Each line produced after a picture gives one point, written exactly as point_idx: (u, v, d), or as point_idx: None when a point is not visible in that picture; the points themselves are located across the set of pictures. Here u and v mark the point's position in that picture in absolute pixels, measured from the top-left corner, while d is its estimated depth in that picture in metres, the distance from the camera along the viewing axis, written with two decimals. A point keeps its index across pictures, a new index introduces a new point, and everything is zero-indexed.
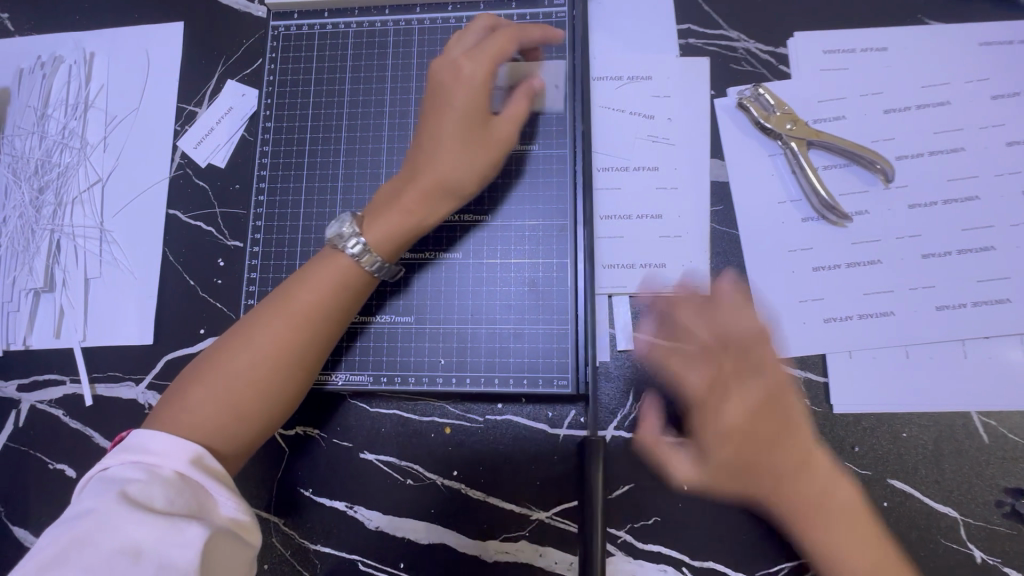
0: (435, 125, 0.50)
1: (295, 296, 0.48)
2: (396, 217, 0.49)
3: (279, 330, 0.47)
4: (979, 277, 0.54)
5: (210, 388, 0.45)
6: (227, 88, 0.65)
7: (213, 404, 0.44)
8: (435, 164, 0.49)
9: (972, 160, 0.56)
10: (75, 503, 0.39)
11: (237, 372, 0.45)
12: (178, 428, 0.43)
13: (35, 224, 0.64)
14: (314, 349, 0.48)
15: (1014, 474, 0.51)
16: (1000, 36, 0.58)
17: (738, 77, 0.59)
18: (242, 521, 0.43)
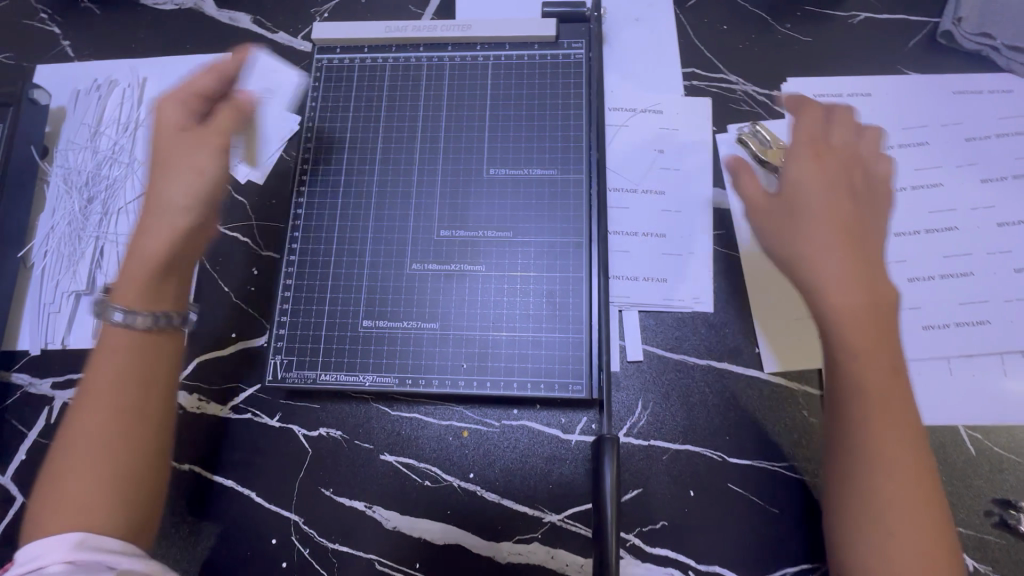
0: (166, 148, 0.53)
1: (104, 369, 0.47)
2: (150, 268, 0.50)
3: (85, 406, 0.46)
4: (960, 300, 0.58)
5: (80, 477, 0.44)
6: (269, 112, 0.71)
7: (63, 495, 0.43)
8: (166, 218, 0.50)
9: (951, 194, 0.61)
10: None
11: (87, 455, 0.45)
12: (50, 522, 0.42)
13: (83, 230, 0.68)
14: (132, 415, 0.47)
15: (1001, 486, 0.54)
16: (972, 86, 0.64)
17: (737, 115, 0.66)
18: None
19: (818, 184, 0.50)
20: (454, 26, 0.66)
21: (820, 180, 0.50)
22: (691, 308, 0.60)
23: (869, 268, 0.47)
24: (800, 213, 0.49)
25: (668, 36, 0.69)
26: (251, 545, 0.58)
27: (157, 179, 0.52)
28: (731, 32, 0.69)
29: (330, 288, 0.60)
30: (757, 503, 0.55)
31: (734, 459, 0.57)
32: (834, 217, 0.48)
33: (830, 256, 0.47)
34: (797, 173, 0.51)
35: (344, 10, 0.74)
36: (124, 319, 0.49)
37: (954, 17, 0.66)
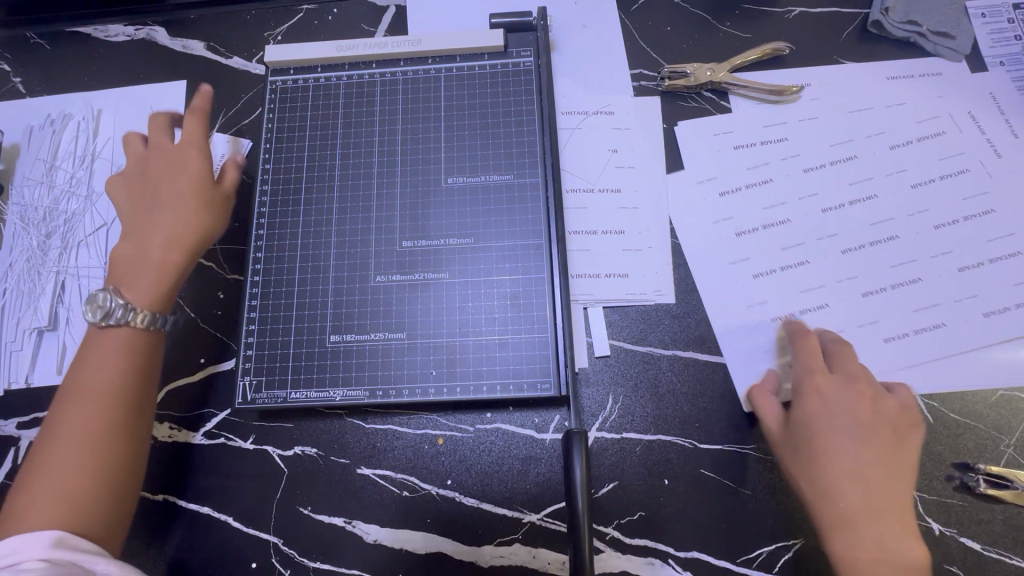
0: (174, 183, 0.61)
1: (84, 384, 0.53)
2: (148, 270, 0.58)
3: (84, 410, 0.51)
4: (910, 273, 0.61)
5: (53, 485, 0.48)
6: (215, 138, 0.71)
7: (50, 492, 0.48)
8: (189, 244, 0.59)
9: (893, 175, 0.64)
10: None
11: (64, 462, 0.49)
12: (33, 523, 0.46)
13: (42, 267, 0.67)
14: (129, 419, 0.53)
15: (959, 450, 0.56)
16: (905, 71, 0.68)
17: (686, 111, 0.68)
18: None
19: (833, 419, 0.53)
20: (405, 41, 0.67)
21: (832, 413, 0.53)
22: (653, 301, 0.62)
23: (886, 478, 0.50)
24: (816, 444, 0.52)
25: (614, 41, 0.71)
26: (231, 570, 0.57)
27: (162, 208, 0.60)
28: (675, 32, 0.71)
29: (295, 308, 0.60)
30: (729, 486, 0.57)
31: (705, 445, 0.58)
32: (870, 469, 0.50)
33: (848, 495, 0.50)
34: (805, 412, 0.54)
35: (298, 32, 0.75)
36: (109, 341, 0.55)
37: (883, 8, 0.69)
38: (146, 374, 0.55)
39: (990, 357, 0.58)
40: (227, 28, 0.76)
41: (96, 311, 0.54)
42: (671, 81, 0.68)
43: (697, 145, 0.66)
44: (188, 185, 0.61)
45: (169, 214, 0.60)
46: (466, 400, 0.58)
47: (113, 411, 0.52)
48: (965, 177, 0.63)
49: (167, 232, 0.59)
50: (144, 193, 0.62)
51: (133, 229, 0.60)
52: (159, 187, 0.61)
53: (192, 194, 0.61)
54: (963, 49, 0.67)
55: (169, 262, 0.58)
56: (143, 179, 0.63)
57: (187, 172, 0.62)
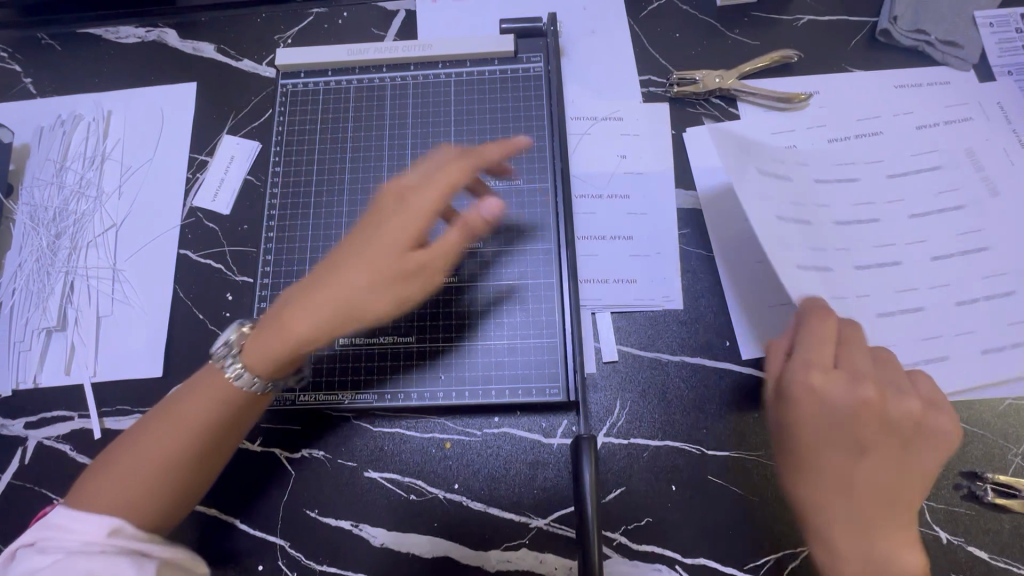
0: (387, 227, 0.51)
1: (184, 391, 0.50)
2: (275, 337, 0.48)
3: (185, 407, 0.49)
4: (921, 278, 0.61)
5: (130, 479, 0.46)
6: (224, 143, 0.72)
7: (124, 483, 0.46)
8: (332, 310, 0.48)
9: (904, 181, 0.64)
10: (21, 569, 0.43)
11: (150, 457, 0.47)
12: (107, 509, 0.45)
13: (52, 267, 0.67)
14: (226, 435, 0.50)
15: (967, 459, 0.56)
16: (913, 80, 0.68)
17: (694, 117, 0.68)
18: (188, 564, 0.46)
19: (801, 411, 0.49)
20: (416, 45, 0.67)
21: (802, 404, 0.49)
22: (661, 307, 0.62)
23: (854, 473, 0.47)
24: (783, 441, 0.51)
25: (623, 47, 0.71)
26: (237, 573, 0.57)
27: (341, 258, 0.50)
28: (684, 39, 0.72)
29: None
30: (737, 493, 0.57)
31: (713, 451, 0.58)
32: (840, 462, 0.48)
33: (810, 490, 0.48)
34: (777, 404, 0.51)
35: (308, 35, 0.75)
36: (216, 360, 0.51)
37: (891, 16, 0.69)
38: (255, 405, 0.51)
39: (1001, 365, 0.58)
40: (238, 31, 0.76)
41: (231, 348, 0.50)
42: (680, 87, 0.69)
43: (706, 151, 0.67)
44: (387, 238, 0.50)
45: (349, 274, 0.49)
46: (474, 404, 0.59)
47: (204, 424, 0.48)
48: (976, 185, 0.63)
49: (331, 292, 0.49)
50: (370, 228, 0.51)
51: (311, 280, 0.51)
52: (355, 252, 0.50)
53: (389, 258, 0.49)
54: (971, 58, 0.68)
55: (296, 331, 0.48)
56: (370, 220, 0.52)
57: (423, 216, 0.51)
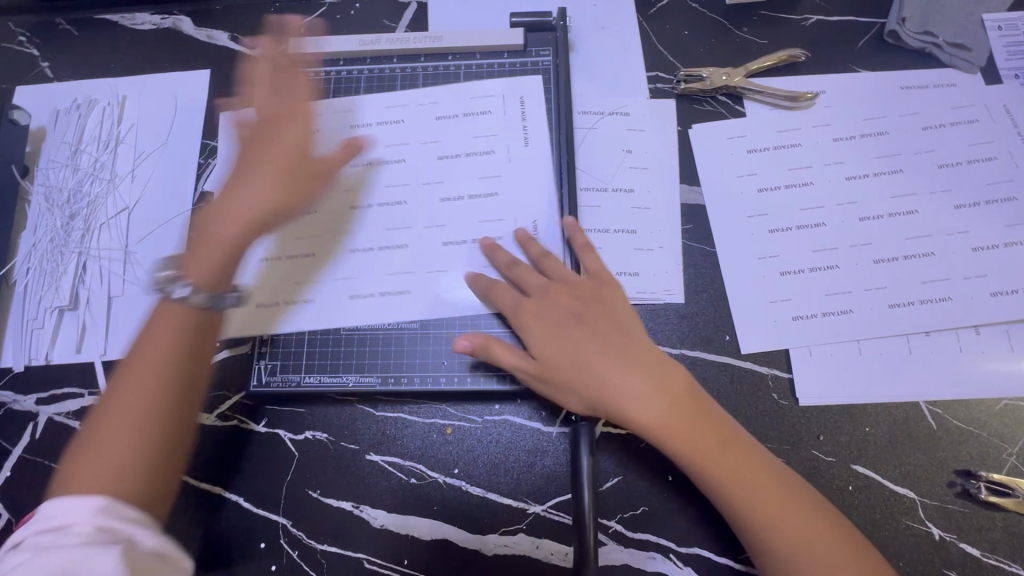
0: (263, 159, 0.58)
1: (131, 356, 0.49)
2: (207, 237, 0.53)
3: (152, 348, 0.49)
4: (923, 276, 0.61)
5: (101, 427, 0.46)
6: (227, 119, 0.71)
7: (108, 432, 0.46)
8: (217, 226, 0.54)
9: (909, 179, 0.64)
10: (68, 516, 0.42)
11: (121, 404, 0.47)
12: (101, 464, 0.45)
13: (65, 247, 0.69)
14: (178, 388, 0.48)
15: (962, 457, 0.57)
16: (920, 81, 0.68)
17: (700, 114, 0.69)
18: (179, 561, 0.44)
19: None
20: (426, 38, 0.69)
21: None
22: (662, 300, 0.63)
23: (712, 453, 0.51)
24: None
25: (632, 43, 0.72)
26: (241, 549, 0.58)
27: (243, 172, 0.57)
28: (692, 36, 0.72)
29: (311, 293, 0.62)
30: None
31: None
32: None
33: None
34: None
35: (321, 24, 0.76)
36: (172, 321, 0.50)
37: (899, 17, 0.70)
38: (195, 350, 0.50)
39: (999, 366, 0.58)
40: (251, 19, 0.77)
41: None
42: (687, 84, 0.69)
43: (711, 148, 0.67)
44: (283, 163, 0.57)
45: (241, 188, 0.56)
46: (475, 391, 0.60)
47: (144, 399, 0.47)
48: (981, 185, 0.63)
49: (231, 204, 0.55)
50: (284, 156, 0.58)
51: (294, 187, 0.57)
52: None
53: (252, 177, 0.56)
54: (978, 61, 0.68)
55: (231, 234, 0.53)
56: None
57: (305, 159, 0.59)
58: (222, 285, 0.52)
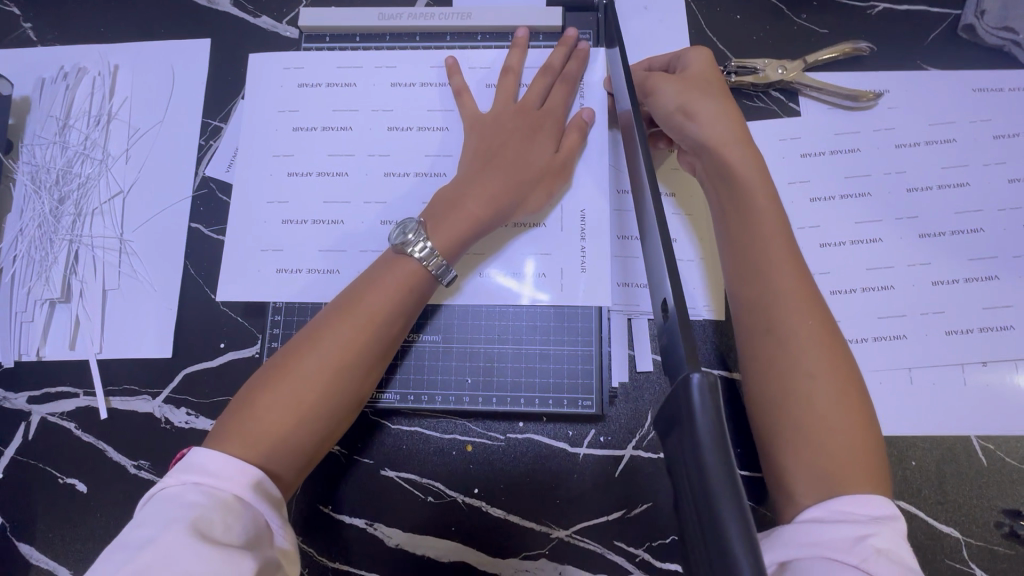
0: (515, 142, 0.55)
1: (321, 339, 0.47)
2: (451, 217, 0.52)
3: (344, 334, 0.48)
4: (985, 301, 0.57)
5: (284, 400, 0.45)
6: (252, 64, 0.62)
7: (275, 411, 0.45)
8: (447, 209, 0.53)
9: (977, 194, 0.59)
10: (133, 530, 0.38)
11: (305, 379, 0.46)
12: (241, 444, 0.43)
13: (54, 233, 0.63)
14: (373, 359, 0.49)
15: (1010, 496, 0.54)
16: (994, 83, 0.62)
17: (750, 111, 0.63)
18: (285, 551, 0.43)
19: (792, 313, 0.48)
20: (452, 14, 0.63)
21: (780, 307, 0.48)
22: (701, 317, 0.59)
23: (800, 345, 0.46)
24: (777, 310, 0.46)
25: (679, 26, 0.65)
26: None
27: (500, 151, 0.55)
28: (745, 21, 0.65)
29: (319, 297, 0.57)
30: (767, 516, 0.54)
31: (745, 471, 0.55)
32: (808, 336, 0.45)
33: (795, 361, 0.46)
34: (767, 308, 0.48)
35: None
36: (367, 308, 0.49)
37: (977, 9, 0.63)
38: (402, 328, 0.51)
39: None
40: None
41: (402, 236, 0.52)
42: (739, 76, 0.63)
43: (761, 151, 0.62)
44: (532, 149, 0.55)
45: (486, 172, 0.54)
46: (499, 411, 0.57)
47: (360, 380, 0.48)
48: None
49: (479, 185, 0.53)
50: (521, 135, 0.56)
51: (506, 163, 0.54)
52: (509, 155, 0.55)
53: (498, 159, 0.55)
54: None
55: (477, 220, 0.52)
56: (497, 126, 0.57)
57: (541, 141, 0.56)
58: (453, 260, 0.52)
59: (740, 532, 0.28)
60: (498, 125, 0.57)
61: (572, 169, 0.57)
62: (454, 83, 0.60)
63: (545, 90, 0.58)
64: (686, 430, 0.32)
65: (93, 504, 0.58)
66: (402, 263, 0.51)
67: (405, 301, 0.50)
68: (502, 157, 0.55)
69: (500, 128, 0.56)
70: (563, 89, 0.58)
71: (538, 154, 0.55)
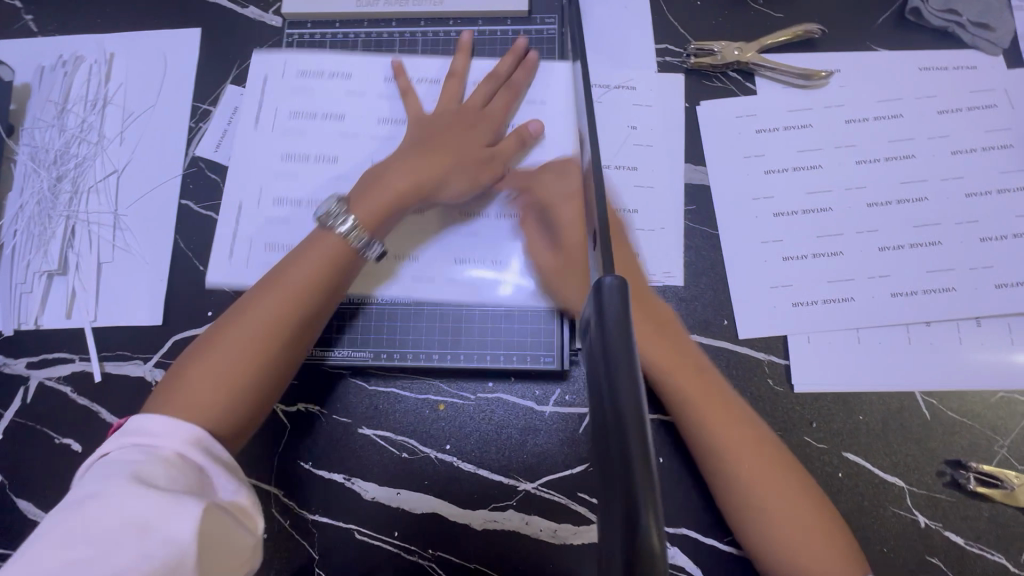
0: (449, 134, 0.61)
1: (251, 311, 0.51)
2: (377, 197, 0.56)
3: (274, 305, 0.51)
4: (928, 265, 0.60)
5: (219, 367, 0.49)
6: (227, 92, 0.70)
7: (212, 377, 0.49)
8: (379, 188, 0.57)
9: (922, 165, 0.62)
10: (78, 488, 0.42)
11: (231, 348, 0.50)
12: (198, 403, 0.47)
13: (52, 210, 0.67)
14: (307, 324, 0.53)
15: (953, 448, 0.57)
16: (939, 62, 0.66)
17: (710, 91, 0.67)
18: (239, 503, 0.46)
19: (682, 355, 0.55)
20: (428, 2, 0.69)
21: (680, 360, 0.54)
22: (662, 282, 0.62)
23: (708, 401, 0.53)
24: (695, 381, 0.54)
25: (641, 11, 0.69)
26: None
27: (429, 139, 0.60)
28: (705, 7, 0.69)
29: None
30: None
31: None
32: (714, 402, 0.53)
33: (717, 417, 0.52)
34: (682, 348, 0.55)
35: None
36: (285, 283, 0.52)
37: None
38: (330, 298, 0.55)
39: (997, 357, 0.58)
40: None
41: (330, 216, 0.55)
42: (697, 59, 0.67)
43: (718, 127, 0.65)
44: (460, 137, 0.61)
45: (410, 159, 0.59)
46: (468, 370, 0.61)
47: (293, 346, 0.52)
48: (997, 172, 0.61)
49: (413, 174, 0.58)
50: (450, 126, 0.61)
51: (430, 148, 0.59)
52: (442, 141, 0.60)
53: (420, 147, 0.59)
54: (1001, 42, 0.65)
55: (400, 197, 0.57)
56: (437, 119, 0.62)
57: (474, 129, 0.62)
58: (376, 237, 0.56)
59: (637, 429, 0.29)
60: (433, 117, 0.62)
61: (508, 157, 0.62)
62: (401, 85, 0.66)
63: (488, 96, 0.64)
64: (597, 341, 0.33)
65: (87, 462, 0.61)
66: (326, 239, 0.54)
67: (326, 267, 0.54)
68: (433, 142, 0.60)
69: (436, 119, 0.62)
70: (507, 95, 0.64)
71: (469, 142, 0.61)
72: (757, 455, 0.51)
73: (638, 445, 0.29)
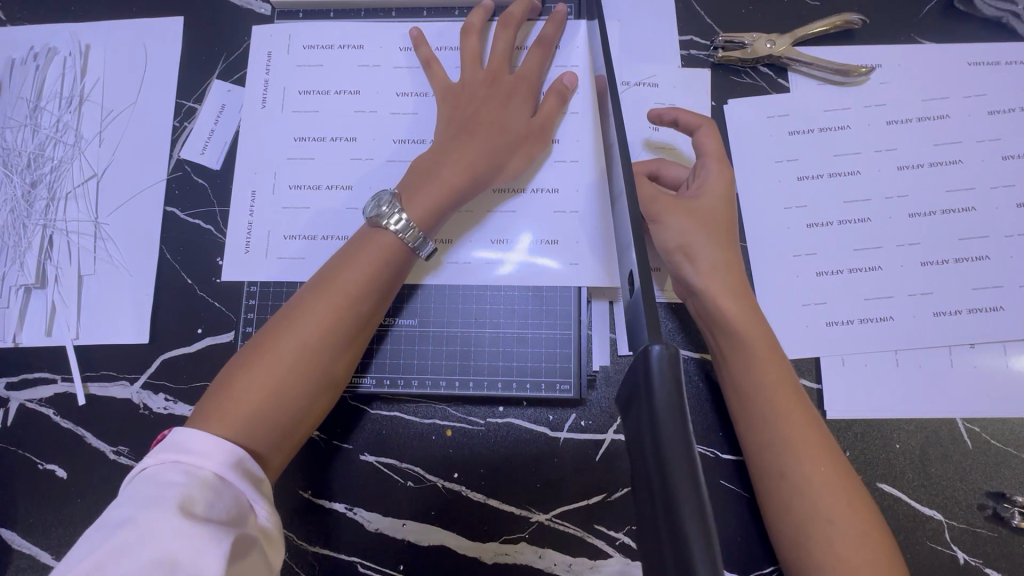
0: (491, 109, 0.55)
1: (299, 318, 0.47)
2: (430, 188, 0.52)
3: (322, 311, 0.47)
4: (974, 282, 0.55)
5: (261, 376, 0.44)
6: (213, 88, 0.65)
7: (257, 389, 0.44)
8: (430, 178, 0.52)
9: (970, 171, 0.57)
10: (112, 510, 0.37)
11: (278, 355, 0.45)
12: (240, 417, 0.43)
13: (28, 218, 0.62)
14: (353, 329, 0.48)
15: (996, 479, 0.53)
16: (990, 57, 0.60)
17: (738, 88, 0.61)
18: (268, 531, 0.41)
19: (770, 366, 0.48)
20: None
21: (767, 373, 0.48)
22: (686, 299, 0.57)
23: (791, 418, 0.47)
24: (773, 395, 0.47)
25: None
26: None
27: (473, 118, 0.55)
28: None
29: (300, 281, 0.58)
30: (749, 499, 0.54)
31: (727, 455, 0.54)
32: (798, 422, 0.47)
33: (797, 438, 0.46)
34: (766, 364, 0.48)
35: None
36: (342, 286, 0.48)
37: None
38: (378, 305, 0.50)
39: None
40: None
41: (378, 212, 0.50)
42: (726, 52, 0.61)
43: (747, 128, 0.60)
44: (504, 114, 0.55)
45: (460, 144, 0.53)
46: (478, 396, 0.57)
47: (339, 352, 0.48)
48: None
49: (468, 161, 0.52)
50: (491, 99, 0.55)
51: (478, 128, 0.54)
52: (483, 117, 0.54)
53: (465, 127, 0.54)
54: None
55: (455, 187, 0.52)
56: (472, 93, 0.56)
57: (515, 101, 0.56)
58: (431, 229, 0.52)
59: (694, 501, 0.25)
60: (470, 90, 0.56)
61: (550, 134, 0.57)
62: (422, 54, 0.59)
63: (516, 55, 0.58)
64: (644, 406, 0.30)
65: (72, 490, 0.57)
66: (378, 237, 0.50)
67: (383, 271, 0.49)
68: (476, 120, 0.54)
69: (472, 92, 0.56)
70: (538, 54, 0.58)
71: (514, 118, 0.55)
72: (834, 484, 0.45)
73: (695, 527, 0.25)
